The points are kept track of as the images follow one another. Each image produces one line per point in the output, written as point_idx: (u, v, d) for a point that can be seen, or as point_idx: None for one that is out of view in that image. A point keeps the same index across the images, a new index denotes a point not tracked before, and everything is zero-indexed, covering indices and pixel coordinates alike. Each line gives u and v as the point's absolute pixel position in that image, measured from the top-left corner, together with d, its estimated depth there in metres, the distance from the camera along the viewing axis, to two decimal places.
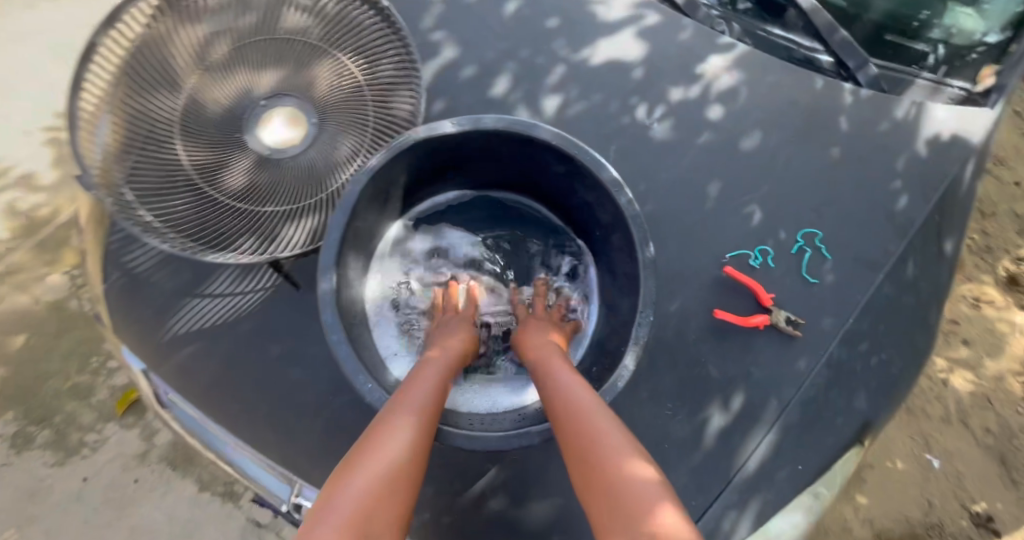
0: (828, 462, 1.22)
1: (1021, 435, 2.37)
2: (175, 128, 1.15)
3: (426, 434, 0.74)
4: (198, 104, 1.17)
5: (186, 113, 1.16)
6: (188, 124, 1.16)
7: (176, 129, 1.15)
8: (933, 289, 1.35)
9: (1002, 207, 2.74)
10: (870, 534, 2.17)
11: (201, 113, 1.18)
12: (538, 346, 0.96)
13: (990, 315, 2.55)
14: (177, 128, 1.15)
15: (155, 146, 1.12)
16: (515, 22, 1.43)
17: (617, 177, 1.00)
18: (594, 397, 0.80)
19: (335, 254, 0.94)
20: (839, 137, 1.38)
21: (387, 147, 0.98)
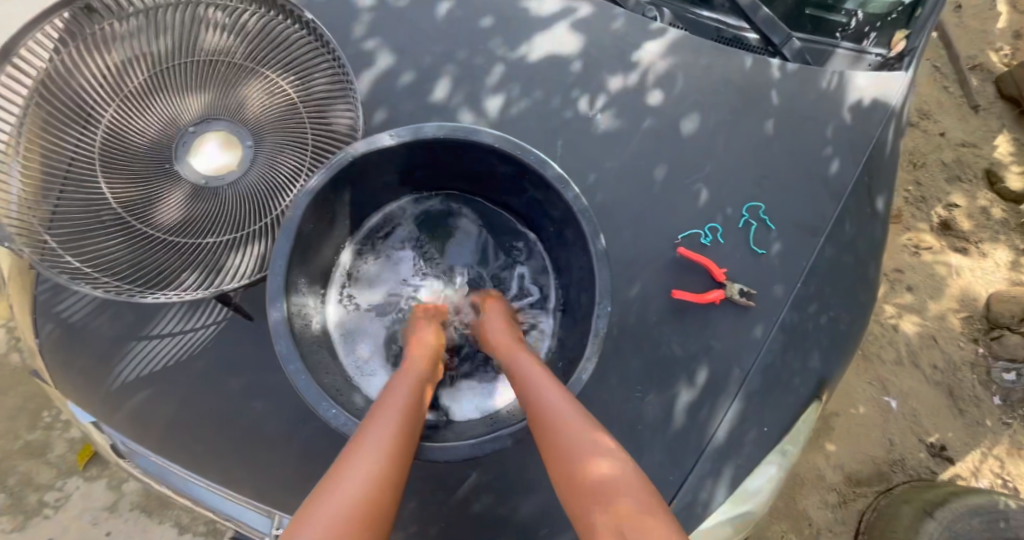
0: (791, 421, 1.28)
1: (964, 367, 2.55)
2: (95, 164, 1.10)
3: (407, 441, 0.75)
4: (119, 138, 1.13)
5: (107, 150, 1.12)
6: (112, 160, 1.12)
7: (97, 165, 1.10)
8: (871, 246, 1.43)
9: (931, 157, 2.91)
10: (841, 479, 2.30)
11: (125, 147, 1.13)
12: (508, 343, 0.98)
13: (929, 260, 2.71)
14: (98, 165, 1.10)
15: (76, 186, 1.09)
16: (447, 23, 1.40)
17: (562, 173, 1.01)
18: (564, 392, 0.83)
19: (282, 281, 0.92)
20: (773, 111, 1.43)
21: (327, 164, 0.95)
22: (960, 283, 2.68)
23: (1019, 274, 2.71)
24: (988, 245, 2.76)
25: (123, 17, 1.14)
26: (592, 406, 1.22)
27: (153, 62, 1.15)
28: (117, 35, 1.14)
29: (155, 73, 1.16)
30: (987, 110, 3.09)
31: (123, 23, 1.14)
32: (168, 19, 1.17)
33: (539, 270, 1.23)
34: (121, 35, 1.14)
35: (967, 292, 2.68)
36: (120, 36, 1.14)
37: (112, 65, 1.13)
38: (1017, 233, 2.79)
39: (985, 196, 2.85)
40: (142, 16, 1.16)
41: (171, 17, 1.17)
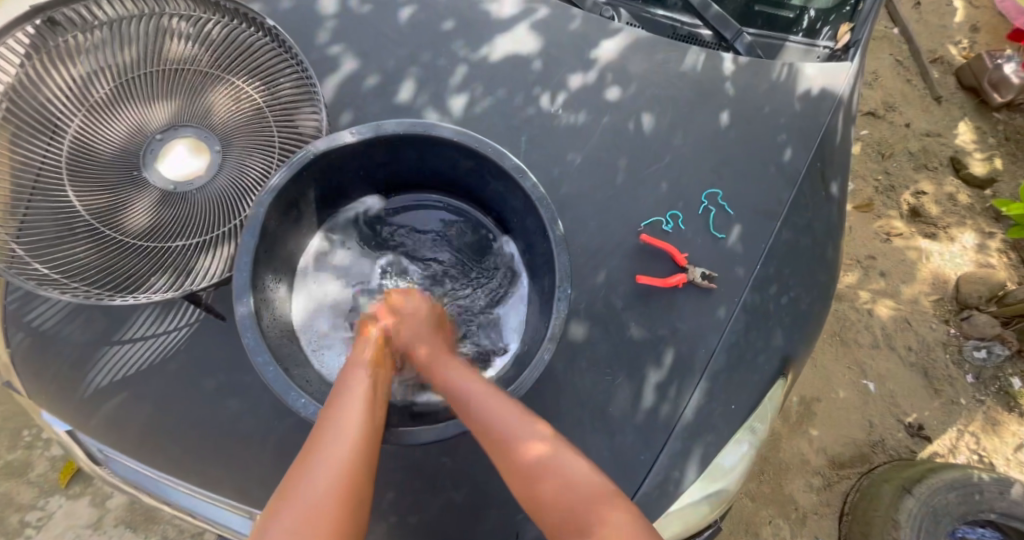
0: (757, 397, 1.33)
1: (938, 348, 2.62)
2: (63, 173, 1.13)
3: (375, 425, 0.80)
4: (86, 147, 1.16)
5: (75, 160, 1.14)
6: (80, 170, 1.15)
7: (65, 174, 1.13)
8: (827, 228, 1.49)
9: (898, 148, 3.00)
10: (824, 462, 2.35)
11: (93, 157, 1.16)
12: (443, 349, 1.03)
13: (900, 245, 2.80)
14: (65, 173, 1.13)
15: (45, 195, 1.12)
16: (409, 27, 1.44)
17: (519, 164, 1.06)
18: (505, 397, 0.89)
19: (248, 277, 0.95)
20: (728, 102, 1.48)
21: (289, 162, 0.98)
22: (931, 267, 2.77)
23: (986, 256, 2.80)
24: (956, 229, 2.85)
25: (85, 28, 1.17)
26: (562, 392, 1.25)
27: (118, 73, 1.19)
28: (80, 47, 1.16)
29: (120, 84, 1.19)
30: (949, 101, 3.20)
31: (85, 35, 1.17)
32: (131, 30, 1.21)
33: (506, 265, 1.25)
34: (84, 47, 1.17)
35: (938, 275, 2.76)
36: (83, 48, 1.17)
37: (78, 77, 1.16)
38: (982, 217, 2.89)
39: (950, 183, 2.95)
40: (106, 27, 1.18)
41: (134, 28, 1.21)
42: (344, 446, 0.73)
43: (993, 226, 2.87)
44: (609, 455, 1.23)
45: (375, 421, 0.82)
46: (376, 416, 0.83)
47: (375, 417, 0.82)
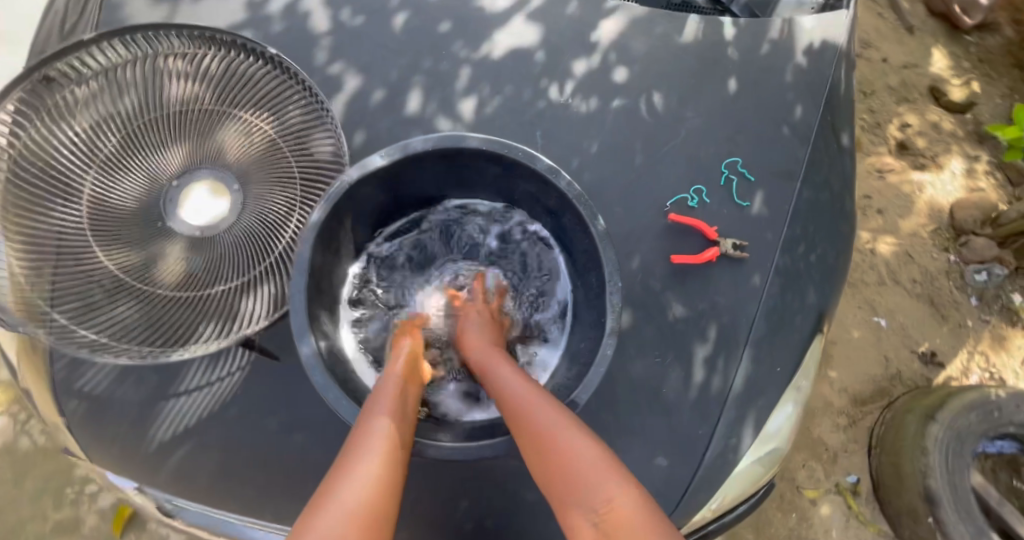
0: (799, 356, 1.37)
1: (941, 277, 2.63)
2: (88, 233, 1.05)
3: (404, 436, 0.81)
4: (107, 204, 1.08)
5: (95, 215, 1.07)
6: (102, 226, 1.08)
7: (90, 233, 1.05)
8: (842, 180, 1.51)
9: (879, 84, 3.00)
10: (846, 401, 2.39)
11: (113, 212, 1.09)
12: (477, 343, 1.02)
13: (895, 181, 2.79)
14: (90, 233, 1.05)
15: (73, 258, 1.02)
16: (406, 33, 1.41)
17: (551, 164, 1.05)
18: (532, 387, 0.87)
19: (305, 316, 0.96)
20: (733, 68, 1.48)
21: (326, 197, 0.98)
22: (927, 199, 2.76)
23: (976, 180, 2.82)
24: (944, 157, 2.85)
25: (79, 80, 1.06)
26: (614, 379, 1.28)
27: (124, 122, 1.12)
28: (78, 100, 1.06)
29: (128, 133, 1.12)
30: (922, 30, 3.19)
31: (81, 87, 1.06)
32: (128, 76, 1.11)
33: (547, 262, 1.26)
34: (80, 99, 1.06)
35: (933, 206, 2.75)
36: (82, 100, 1.07)
37: (82, 131, 1.06)
38: (966, 141, 2.90)
39: (933, 112, 2.97)
40: (101, 76, 1.08)
41: (130, 74, 1.11)
42: (373, 460, 0.71)
43: (978, 148, 2.89)
44: (667, 433, 1.26)
45: (404, 440, 0.80)
46: (404, 433, 0.82)
47: (404, 435, 0.81)
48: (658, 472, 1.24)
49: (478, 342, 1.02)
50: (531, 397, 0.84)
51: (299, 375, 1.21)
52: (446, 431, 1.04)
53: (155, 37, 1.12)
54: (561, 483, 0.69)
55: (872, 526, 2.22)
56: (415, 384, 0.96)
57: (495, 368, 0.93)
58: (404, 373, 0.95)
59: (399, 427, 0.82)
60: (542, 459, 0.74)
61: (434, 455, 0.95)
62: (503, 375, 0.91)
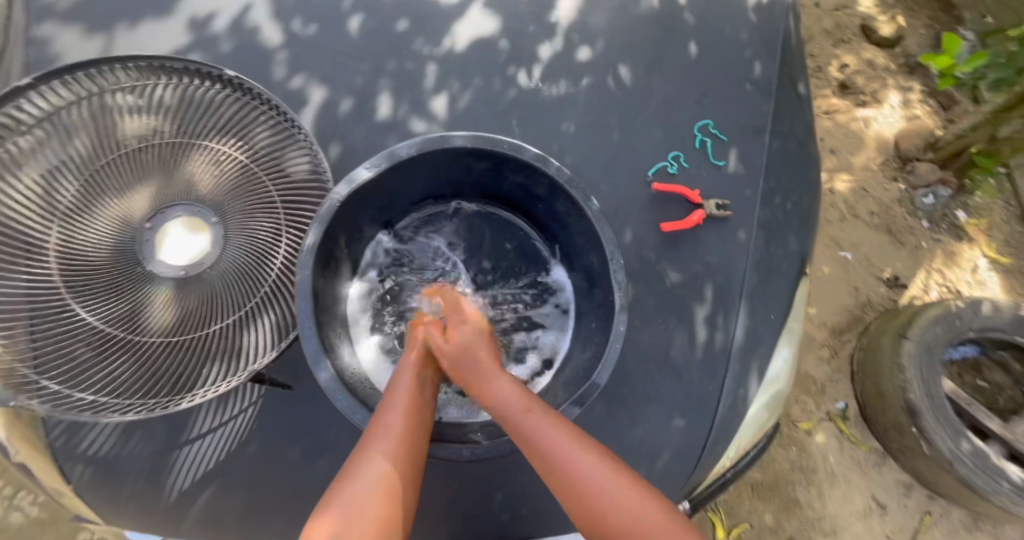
0: (789, 301, 1.43)
1: (895, 205, 2.72)
2: (62, 289, 0.95)
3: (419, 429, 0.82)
4: (76, 255, 0.97)
5: (66, 268, 0.96)
6: (77, 279, 0.96)
7: (64, 290, 0.95)
8: (805, 128, 1.57)
9: (815, 29, 3.11)
10: (826, 334, 2.49)
11: (84, 264, 0.97)
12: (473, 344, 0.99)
13: (843, 120, 2.91)
14: (64, 289, 0.95)
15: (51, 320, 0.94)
16: (364, 37, 1.40)
17: (539, 152, 1.05)
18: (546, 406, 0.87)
19: (318, 342, 0.92)
20: (690, 32, 1.51)
21: (317, 219, 0.96)
22: (872, 133, 2.88)
23: (912, 110, 2.94)
24: (882, 93, 2.96)
25: (22, 130, 0.97)
26: (624, 352, 1.32)
27: (79, 168, 1.01)
28: (25, 151, 0.97)
29: (86, 179, 1.01)
30: None
31: (25, 137, 0.97)
32: (75, 119, 1.02)
33: (540, 257, 1.30)
34: (27, 150, 0.97)
35: (880, 139, 2.87)
36: (29, 151, 0.97)
37: (36, 183, 0.97)
38: (898, 74, 3.02)
39: (866, 50, 3.08)
40: (44, 122, 0.99)
41: (76, 116, 1.01)
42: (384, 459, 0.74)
43: (910, 79, 3.00)
44: (681, 395, 1.31)
45: (420, 432, 0.81)
46: (420, 423, 0.82)
47: (421, 423, 0.82)
48: (677, 433, 1.30)
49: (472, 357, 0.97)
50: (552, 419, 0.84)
51: (314, 401, 1.19)
52: (476, 430, 1.05)
53: (98, 73, 1.03)
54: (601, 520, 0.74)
55: (864, 446, 2.30)
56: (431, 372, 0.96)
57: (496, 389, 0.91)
58: (419, 364, 0.96)
59: (414, 417, 0.83)
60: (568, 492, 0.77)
61: (468, 456, 0.95)
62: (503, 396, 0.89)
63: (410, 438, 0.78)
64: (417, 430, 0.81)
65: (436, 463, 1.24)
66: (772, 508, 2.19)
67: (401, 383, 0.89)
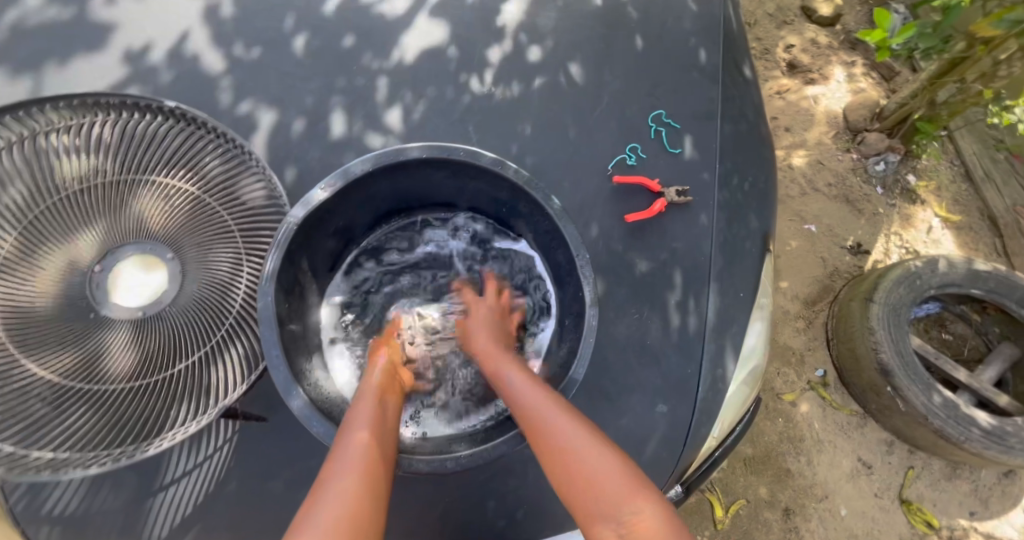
0: (756, 278, 1.46)
1: (851, 175, 2.81)
2: (10, 347, 0.90)
3: (386, 441, 0.84)
4: (19, 309, 0.92)
5: (9, 323, 0.91)
6: (21, 333, 0.91)
7: (13, 348, 0.90)
8: (754, 110, 1.62)
9: (759, 13, 3.22)
10: (799, 305, 2.54)
11: (29, 317, 0.92)
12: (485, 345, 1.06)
13: (794, 99, 3.01)
14: (13, 347, 0.90)
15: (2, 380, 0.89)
16: (310, 57, 1.38)
17: (495, 156, 1.06)
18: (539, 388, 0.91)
19: (288, 371, 0.91)
20: (636, 26, 1.53)
21: (275, 246, 0.94)
22: (822, 108, 2.97)
23: (857, 83, 3.04)
24: (828, 68, 3.07)
25: None
26: (602, 345, 1.33)
27: (18, 216, 0.97)
28: None
29: (26, 226, 0.97)
30: None
31: None
32: (10, 166, 0.99)
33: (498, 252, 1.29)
34: None
35: (830, 113, 2.96)
36: None
37: None
38: (841, 50, 3.13)
39: (809, 30, 3.19)
40: None
41: (10, 162, 0.98)
42: (352, 468, 0.76)
43: (853, 54, 3.11)
44: (662, 381, 1.33)
45: (386, 449, 0.83)
46: (385, 442, 0.84)
47: (385, 441, 0.84)
48: (661, 419, 1.31)
49: (485, 337, 1.08)
50: (541, 398, 0.88)
51: (292, 429, 1.16)
52: (460, 439, 1.04)
53: (30, 116, 1.02)
54: (592, 499, 0.74)
55: (846, 409, 2.35)
56: (393, 392, 0.97)
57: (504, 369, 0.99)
58: (382, 384, 0.97)
59: (378, 437, 0.83)
60: (562, 474, 0.79)
61: (453, 467, 0.93)
62: (509, 379, 0.95)
63: (375, 457, 0.79)
64: (381, 448, 0.82)
65: (425, 477, 1.23)
66: (765, 481, 2.22)
67: (362, 406, 0.90)
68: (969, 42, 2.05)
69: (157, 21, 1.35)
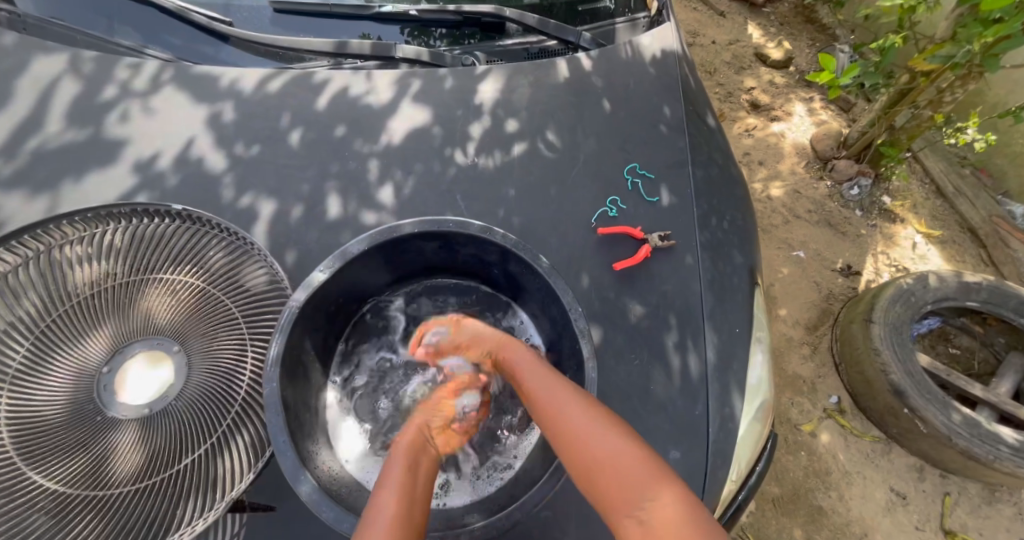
0: (748, 312, 1.50)
1: (830, 201, 2.91)
2: (17, 459, 0.92)
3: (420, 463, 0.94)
4: (29, 416, 0.95)
5: (18, 433, 0.94)
6: (30, 444, 0.94)
7: (20, 459, 0.92)
8: (721, 154, 1.73)
9: (718, 62, 3.47)
10: (801, 331, 2.55)
11: (40, 422, 0.95)
12: (505, 348, 1.10)
13: (763, 135, 3.16)
14: (20, 459, 0.92)
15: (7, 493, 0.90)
16: (305, 148, 1.48)
17: (483, 224, 1.15)
18: (527, 354, 1.08)
19: (295, 457, 0.92)
20: (602, 90, 1.67)
21: (278, 329, 0.99)
22: (790, 142, 3.12)
23: (819, 116, 3.22)
24: (789, 106, 3.26)
25: None
26: (607, 394, 1.33)
27: (30, 327, 1.02)
28: None
29: (38, 336, 1.01)
30: (732, 13, 3.74)
31: None
32: (23, 279, 1.05)
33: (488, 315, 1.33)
34: None
35: (799, 146, 3.11)
36: None
37: None
38: (798, 88, 3.35)
39: (764, 73, 3.43)
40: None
41: (25, 276, 1.06)
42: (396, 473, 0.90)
43: (809, 91, 3.33)
44: (672, 426, 1.31)
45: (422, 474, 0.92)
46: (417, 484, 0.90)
47: (414, 491, 0.88)
48: (676, 465, 1.28)
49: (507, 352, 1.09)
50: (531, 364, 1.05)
51: (303, 515, 1.14)
52: (472, 512, 1.03)
53: (46, 233, 1.11)
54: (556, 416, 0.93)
55: (868, 436, 2.29)
56: (429, 451, 0.98)
57: (517, 353, 1.08)
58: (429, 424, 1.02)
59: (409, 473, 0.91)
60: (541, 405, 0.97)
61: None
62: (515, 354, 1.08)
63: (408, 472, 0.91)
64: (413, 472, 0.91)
65: None
66: (799, 522, 2.10)
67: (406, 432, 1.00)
68: (911, 75, 2.32)
69: (166, 132, 1.47)
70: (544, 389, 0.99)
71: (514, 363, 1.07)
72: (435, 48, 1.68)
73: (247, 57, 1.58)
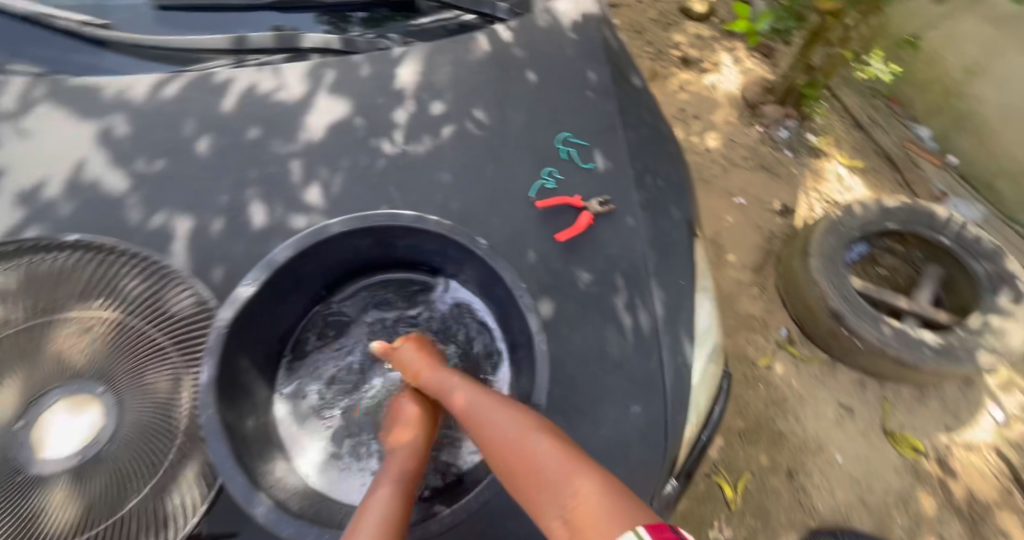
0: (690, 263, 1.55)
1: (762, 146, 3.01)
2: None
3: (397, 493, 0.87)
4: None
5: None
6: None
7: None
8: (650, 113, 1.75)
9: (644, 20, 3.48)
10: (749, 274, 2.66)
11: None
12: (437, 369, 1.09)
13: (695, 88, 3.21)
14: None
15: None
16: (218, 155, 1.39)
17: (414, 213, 1.13)
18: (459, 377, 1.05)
19: (245, 479, 0.88)
20: (525, 62, 1.64)
21: (209, 351, 0.94)
22: (721, 92, 3.19)
23: (744, 64, 3.31)
24: (716, 57, 3.33)
25: None
26: (565, 364, 1.35)
27: None
28: None
29: None
30: None
31: None
32: None
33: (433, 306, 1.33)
34: None
35: (730, 95, 3.19)
36: None
37: None
38: (722, 39, 3.42)
39: (690, 27, 3.47)
40: None
41: None
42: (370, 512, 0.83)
43: (732, 41, 3.41)
44: (629, 383, 1.35)
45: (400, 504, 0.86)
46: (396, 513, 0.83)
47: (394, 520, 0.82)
48: (638, 419, 1.33)
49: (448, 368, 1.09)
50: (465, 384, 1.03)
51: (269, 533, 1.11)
52: (440, 501, 1.03)
53: None
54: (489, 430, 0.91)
55: (815, 361, 2.45)
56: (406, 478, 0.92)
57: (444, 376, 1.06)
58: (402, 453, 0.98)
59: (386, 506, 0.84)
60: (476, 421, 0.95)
61: (437, 530, 0.91)
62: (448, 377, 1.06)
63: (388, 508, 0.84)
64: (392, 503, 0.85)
65: None
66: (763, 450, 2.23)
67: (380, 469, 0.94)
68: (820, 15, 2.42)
69: (44, 159, 1.34)
70: (479, 403, 0.97)
71: (435, 387, 1.04)
72: (348, 33, 1.59)
73: (134, 63, 1.45)
